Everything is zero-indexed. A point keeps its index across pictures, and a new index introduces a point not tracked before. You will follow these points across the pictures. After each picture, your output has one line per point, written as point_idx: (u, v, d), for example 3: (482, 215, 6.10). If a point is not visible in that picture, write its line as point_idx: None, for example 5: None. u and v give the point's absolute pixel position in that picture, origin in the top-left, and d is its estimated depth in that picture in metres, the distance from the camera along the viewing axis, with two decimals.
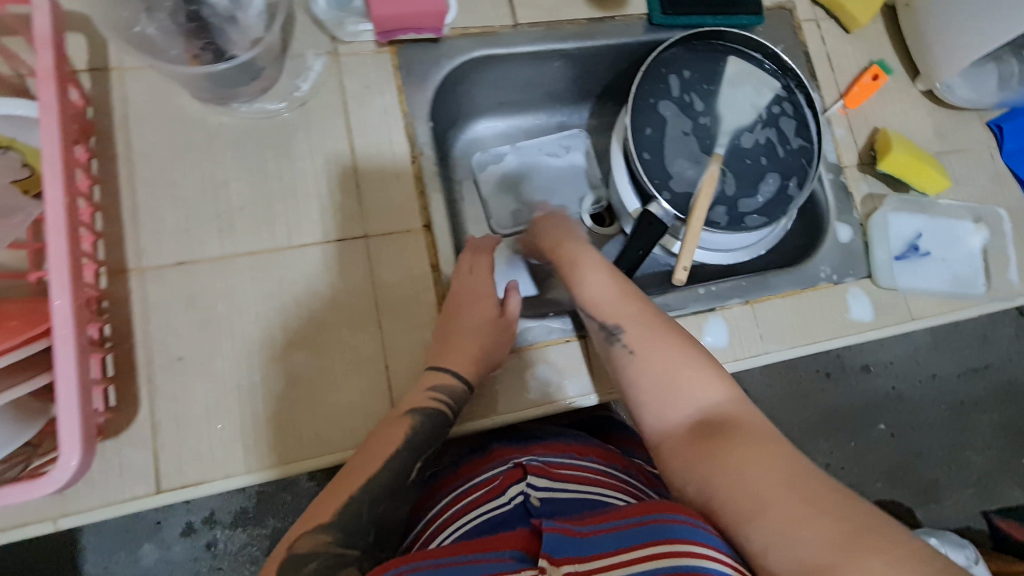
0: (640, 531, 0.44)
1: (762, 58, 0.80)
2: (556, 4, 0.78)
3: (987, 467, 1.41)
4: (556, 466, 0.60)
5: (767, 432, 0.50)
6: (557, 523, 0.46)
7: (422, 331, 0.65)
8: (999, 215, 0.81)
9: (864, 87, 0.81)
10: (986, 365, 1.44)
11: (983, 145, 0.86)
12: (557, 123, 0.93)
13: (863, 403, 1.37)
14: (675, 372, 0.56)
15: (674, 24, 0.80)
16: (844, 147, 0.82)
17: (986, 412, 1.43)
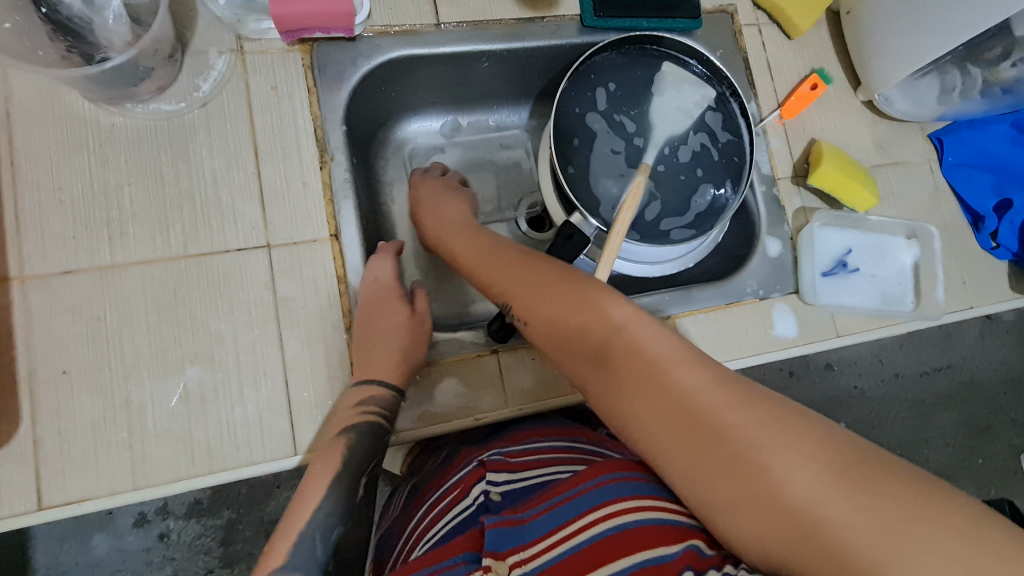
0: (576, 503, 0.49)
1: (694, 62, 0.78)
2: (482, 3, 0.75)
3: (946, 463, 1.55)
4: (514, 455, 0.59)
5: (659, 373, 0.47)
6: (499, 518, 0.50)
7: (326, 345, 0.63)
8: (931, 232, 0.80)
9: (802, 98, 0.79)
10: (948, 364, 1.57)
11: (922, 158, 0.85)
12: (495, 123, 0.89)
13: (829, 399, 1.50)
14: (561, 325, 0.53)
15: (607, 26, 0.77)
16: (778, 158, 0.80)
17: (946, 411, 1.57)
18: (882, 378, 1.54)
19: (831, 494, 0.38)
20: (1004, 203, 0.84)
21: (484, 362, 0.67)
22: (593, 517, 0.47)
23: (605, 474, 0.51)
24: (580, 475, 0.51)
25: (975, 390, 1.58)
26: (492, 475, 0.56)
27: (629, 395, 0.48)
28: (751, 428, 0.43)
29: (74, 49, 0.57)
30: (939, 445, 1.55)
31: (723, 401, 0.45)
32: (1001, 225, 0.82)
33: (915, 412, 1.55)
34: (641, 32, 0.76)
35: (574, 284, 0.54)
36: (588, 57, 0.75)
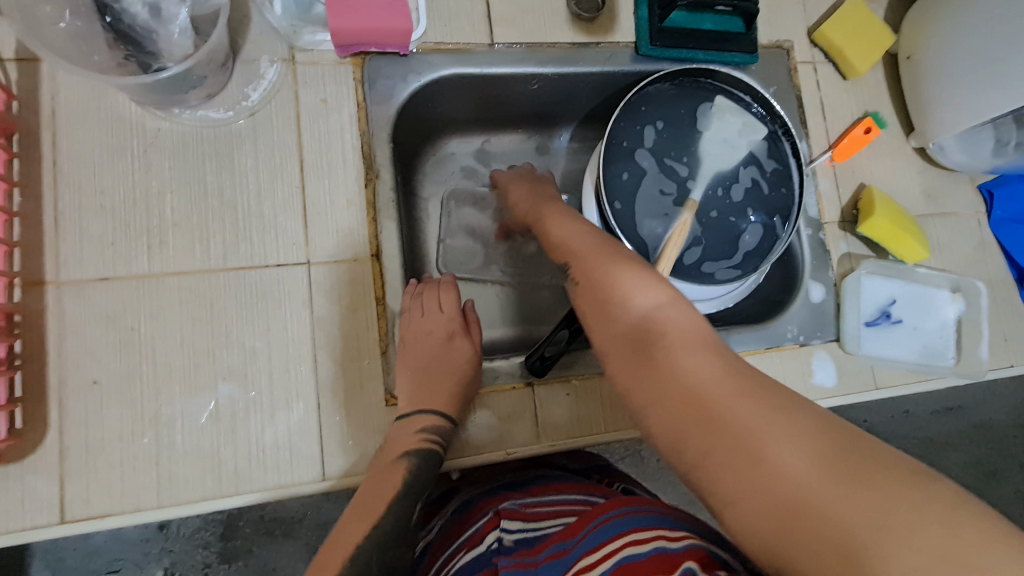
0: (577, 547, 0.46)
1: (748, 96, 0.76)
2: (537, 25, 0.73)
3: None
4: (529, 505, 0.57)
5: (683, 344, 0.42)
6: (512, 561, 0.49)
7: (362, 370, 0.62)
8: (977, 287, 0.78)
9: (855, 141, 0.78)
10: (959, 405, 1.56)
11: (970, 210, 0.83)
12: (536, 144, 0.87)
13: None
14: (606, 291, 0.49)
15: (663, 56, 0.75)
16: (826, 202, 0.78)
17: (956, 451, 1.55)
18: (891, 416, 1.52)
19: (846, 487, 0.30)
20: None
21: (518, 395, 0.65)
22: (592, 556, 0.44)
23: (609, 513, 0.48)
24: (588, 518, 0.49)
25: (984, 432, 1.56)
26: (506, 522, 0.54)
27: (648, 362, 0.42)
28: (762, 411, 0.36)
29: (133, 57, 0.55)
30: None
31: (733, 384, 0.38)
32: None
33: (923, 451, 1.54)
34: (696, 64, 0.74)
35: (627, 258, 0.51)
36: (637, 90, 0.73)
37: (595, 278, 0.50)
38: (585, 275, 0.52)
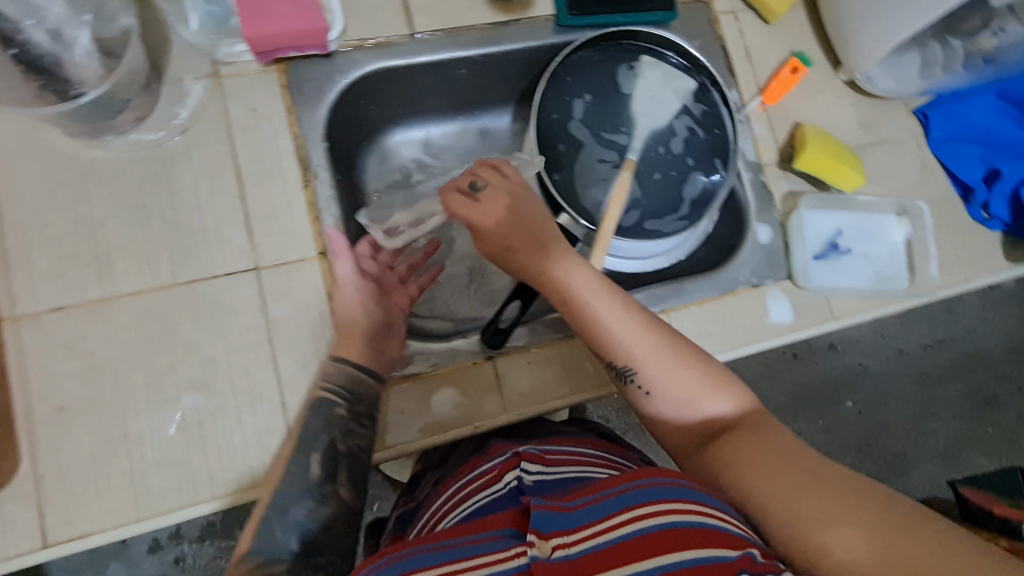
0: (621, 498, 0.48)
1: (670, 50, 0.78)
2: (455, 10, 0.75)
3: (953, 436, 1.69)
4: (550, 452, 0.62)
5: (751, 444, 0.53)
6: (545, 501, 0.49)
7: (324, 351, 0.63)
8: (921, 208, 0.80)
9: (783, 82, 0.79)
10: (949, 338, 1.72)
11: (908, 135, 0.85)
12: (479, 128, 0.89)
13: (833, 377, 1.65)
14: (682, 401, 0.58)
15: (583, 24, 0.77)
16: (763, 144, 0.80)
17: (954, 383, 1.71)
18: (887, 354, 1.67)
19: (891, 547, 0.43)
20: (993, 173, 0.83)
21: (480, 370, 0.67)
22: (642, 511, 0.47)
23: (655, 475, 0.50)
24: (632, 474, 0.51)
25: (978, 361, 1.71)
26: (527, 465, 0.58)
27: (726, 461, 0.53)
28: (827, 494, 0.48)
29: (49, 87, 0.57)
30: (948, 418, 1.69)
31: (799, 470, 0.50)
32: (991, 196, 0.82)
33: (922, 388, 1.68)
34: (615, 27, 0.76)
35: (685, 359, 0.59)
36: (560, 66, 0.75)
37: (664, 385, 0.58)
38: (653, 386, 0.58)
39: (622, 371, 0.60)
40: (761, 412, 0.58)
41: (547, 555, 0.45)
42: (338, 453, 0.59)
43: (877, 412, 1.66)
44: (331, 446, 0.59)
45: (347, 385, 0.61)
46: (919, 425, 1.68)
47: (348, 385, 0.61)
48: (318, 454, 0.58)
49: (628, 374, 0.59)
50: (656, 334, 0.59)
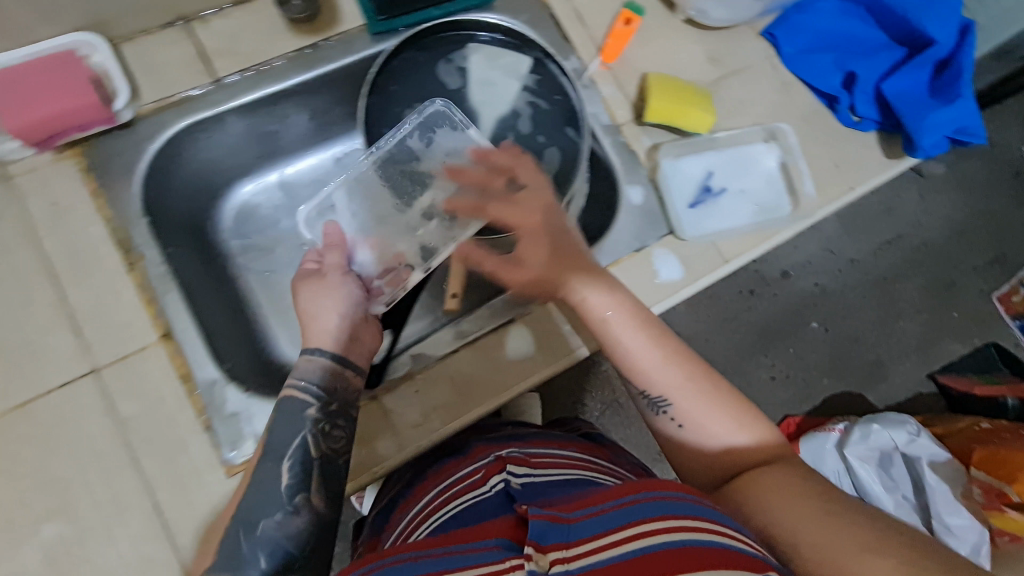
0: (626, 511, 0.47)
1: (489, 30, 0.76)
2: (256, 44, 0.70)
3: (920, 330, 1.73)
4: (533, 455, 0.67)
5: (782, 482, 0.53)
6: (543, 511, 0.46)
7: (320, 360, 0.59)
8: (785, 129, 0.78)
9: (618, 36, 0.76)
10: (898, 236, 1.77)
11: (761, 58, 0.82)
12: (335, 159, 0.85)
13: (794, 303, 1.71)
14: (715, 436, 0.58)
15: (396, 27, 0.72)
16: (615, 105, 0.77)
17: (910, 279, 1.76)
18: (839, 269, 1.74)
19: None
20: (850, 76, 0.81)
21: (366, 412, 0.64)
22: (647, 527, 0.45)
23: (662, 489, 0.49)
24: (633, 487, 0.49)
25: (928, 252, 1.77)
26: (512, 467, 0.61)
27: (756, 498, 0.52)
28: (858, 535, 0.45)
29: None
30: (913, 314, 1.74)
31: (828, 510, 0.48)
32: (855, 99, 0.80)
33: (880, 291, 1.74)
34: (426, 24, 0.72)
35: (722, 390, 0.59)
36: (378, 79, 0.72)
37: (700, 420, 0.58)
38: (688, 424, 0.58)
39: (656, 402, 0.60)
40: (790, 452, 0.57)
41: (546, 569, 0.43)
42: (312, 455, 0.56)
43: (841, 326, 1.72)
44: (305, 448, 0.56)
45: (327, 386, 0.59)
46: (886, 327, 1.73)
47: (323, 384, 0.59)
48: (291, 458, 0.56)
49: (664, 406, 0.59)
50: (692, 367, 0.60)
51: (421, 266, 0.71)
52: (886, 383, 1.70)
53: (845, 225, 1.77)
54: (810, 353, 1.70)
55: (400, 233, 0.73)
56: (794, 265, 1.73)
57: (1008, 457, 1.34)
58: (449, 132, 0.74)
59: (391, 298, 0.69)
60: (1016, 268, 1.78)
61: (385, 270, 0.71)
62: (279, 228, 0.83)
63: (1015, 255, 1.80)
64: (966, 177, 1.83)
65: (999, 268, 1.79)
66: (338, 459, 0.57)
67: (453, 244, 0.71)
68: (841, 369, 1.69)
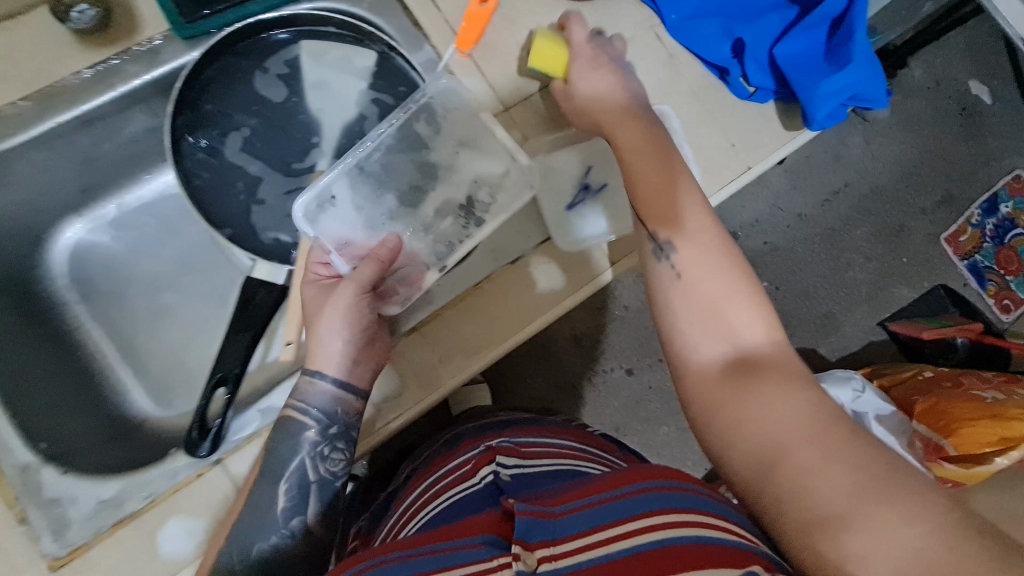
0: (615, 506, 0.45)
1: (322, 24, 0.66)
2: (38, 66, 0.60)
3: (871, 279, 1.69)
4: (524, 445, 0.67)
5: (784, 375, 0.49)
6: (529, 506, 0.45)
7: (325, 388, 0.55)
8: (665, 112, 0.72)
9: (473, 19, 0.65)
10: (844, 185, 1.71)
11: (642, 28, 0.74)
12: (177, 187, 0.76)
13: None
14: (722, 304, 0.53)
15: (206, 29, 0.62)
16: (479, 97, 0.68)
17: (859, 227, 1.71)
18: (787, 224, 1.68)
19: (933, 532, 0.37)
20: (739, 44, 0.73)
21: (209, 480, 0.56)
22: (638, 525, 0.44)
23: (655, 482, 0.48)
24: (623, 480, 0.48)
25: (876, 198, 1.72)
26: (502, 460, 0.63)
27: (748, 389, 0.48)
28: (853, 470, 0.41)
29: None
30: (863, 263, 1.69)
31: (823, 425, 0.44)
32: (747, 68, 0.72)
33: (830, 244, 1.69)
34: (239, 24, 0.62)
35: (737, 269, 0.55)
36: (188, 99, 0.63)
37: (700, 283, 0.54)
38: (689, 277, 0.54)
39: (662, 245, 0.57)
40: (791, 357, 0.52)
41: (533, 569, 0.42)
42: (309, 479, 0.56)
43: (793, 282, 1.66)
44: (304, 470, 0.55)
45: (331, 411, 0.56)
46: (838, 279, 1.68)
47: (325, 408, 0.55)
48: (289, 480, 0.55)
49: (667, 252, 0.56)
50: (703, 228, 0.57)
51: (436, 266, 0.63)
52: (843, 337, 1.65)
53: (790, 179, 1.70)
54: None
55: (413, 228, 0.65)
56: (741, 225, 1.67)
57: (947, 409, 1.31)
58: (462, 118, 0.66)
59: (406, 300, 0.62)
60: (965, 207, 1.73)
61: (403, 273, 0.63)
62: (123, 266, 0.75)
63: (965, 193, 1.74)
64: (912, 116, 1.76)
65: (948, 208, 1.74)
66: (334, 483, 0.57)
67: (471, 242, 0.63)
68: (795, 326, 1.64)
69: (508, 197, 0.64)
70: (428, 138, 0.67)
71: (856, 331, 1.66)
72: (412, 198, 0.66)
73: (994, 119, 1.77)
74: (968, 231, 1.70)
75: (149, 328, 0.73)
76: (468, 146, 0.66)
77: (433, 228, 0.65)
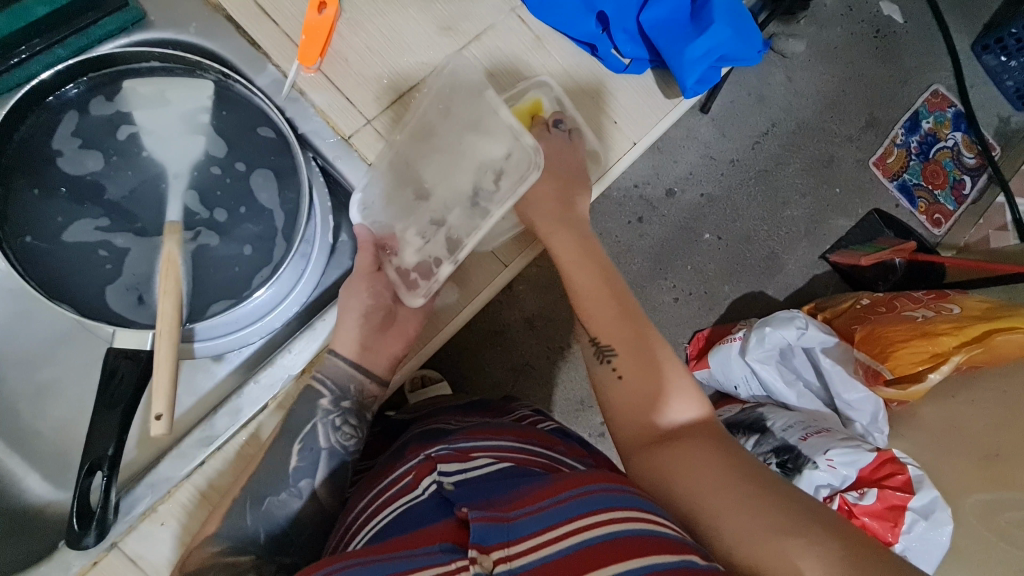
0: (562, 509, 0.49)
1: (142, 60, 0.61)
2: None
3: (809, 214, 1.71)
4: (466, 451, 0.62)
5: (698, 432, 0.59)
6: (485, 513, 0.49)
7: (341, 363, 0.60)
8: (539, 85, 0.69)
9: (312, 32, 0.63)
10: (771, 124, 1.71)
11: (503, 11, 0.70)
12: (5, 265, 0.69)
13: (684, 219, 1.65)
14: (650, 384, 0.62)
15: (9, 86, 0.59)
16: (336, 112, 0.65)
17: (790, 164, 1.72)
18: (721, 173, 1.68)
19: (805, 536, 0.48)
20: (603, 16, 0.70)
21: (106, 566, 0.54)
22: (584, 523, 0.48)
23: (598, 483, 0.52)
24: (569, 484, 0.52)
25: (803, 133, 1.73)
26: (443, 467, 0.58)
27: (667, 448, 0.58)
28: (756, 499, 0.51)
29: None
30: (798, 200, 1.71)
31: (732, 466, 0.55)
32: (615, 39, 0.70)
33: (764, 185, 1.70)
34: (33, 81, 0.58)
35: (653, 343, 0.65)
36: (6, 167, 0.60)
37: (637, 372, 0.63)
38: (629, 377, 0.63)
39: (604, 350, 0.65)
40: (707, 415, 0.61)
41: (489, 570, 0.46)
42: (322, 445, 0.59)
43: (734, 228, 1.67)
44: (316, 437, 0.59)
45: (344, 385, 0.61)
46: (776, 219, 1.69)
47: (339, 382, 0.60)
48: (304, 441, 0.58)
49: (608, 356, 0.64)
50: (626, 317, 0.66)
51: (448, 258, 0.61)
52: (791, 276, 1.67)
53: (718, 127, 1.69)
54: (709, 264, 1.65)
55: (422, 224, 0.64)
56: (676, 180, 1.66)
57: (881, 334, 1.28)
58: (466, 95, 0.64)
59: (428, 292, 0.61)
60: (889, 128, 1.75)
61: (427, 262, 0.62)
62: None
63: (888, 114, 1.76)
64: (829, 45, 1.76)
65: (874, 133, 1.75)
66: (345, 455, 0.61)
67: (478, 233, 0.60)
68: (740, 274, 1.66)
69: (513, 181, 0.62)
70: (435, 125, 0.65)
71: (800, 269, 1.68)
72: (427, 189, 0.64)
73: (907, 37, 1.79)
74: (894, 153, 1.74)
75: (26, 411, 0.69)
76: (471, 129, 0.63)
77: (442, 222, 0.63)
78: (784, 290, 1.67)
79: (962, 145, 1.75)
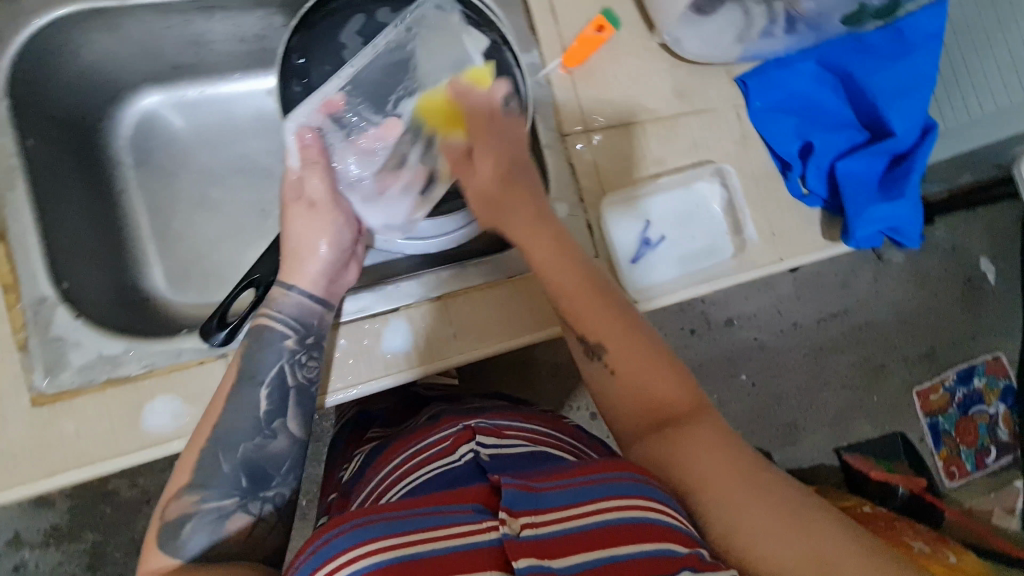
0: (588, 488, 0.50)
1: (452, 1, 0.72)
2: None
3: (841, 405, 1.74)
4: (502, 427, 0.66)
5: (704, 422, 0.57)
6: (515, 480, 0.49)
7: (299, 297, 0.60)
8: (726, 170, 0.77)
9: (585, 42, 0.72)
10: (844, 309, 1.78)
11: (728, 104, 0.78)
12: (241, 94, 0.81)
13: (730, 350, 1.70)
14: (643, 377, 0.60)
15: None
16: (565, 112, 0.74)
17: (844, 354, 1.77)
18: (781, 328, 1.74)
19: (816, 540, 0.49)
20: (807, 146, 0.79)
21: (207, 369, 0.59)
22: (604, 507, 0.49)
23: (621, 469, 0.53)
24: (595, 467, 0.53)
25: (867, 332, 1.79)
26: (481, 437, 0.62)
27: (665, 441, 0.57)
28: (772, 501, 0.52)
29: None
30: (837, 388, 1.75)
31: (737, 459, 0.55)
32: (808, 170, 0.78)
33: (814, 359, 1.75)
34: None
35: (637, 333, 0.61)
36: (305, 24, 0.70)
37: (629, 369, 0.60)
38: (619, 372, 0.60)
39: (592, 348, 0.62)
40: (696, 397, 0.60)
41: (517, 533, 0.46)
42: (290, 384, 0.59)
43: (770, 383, 1.71)
44: (282, 377, 0.59)
45: (306, 321, 0.61)
46: (811, 395, 1.73)
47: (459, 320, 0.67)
48: (268, 385, 0.58)
49: (597, 353, 0.61)
50: (616, 311, 0.62)
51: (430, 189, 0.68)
52: (801, 452, 1.69)
53: (797, 288, 1.76)
54: (733, 403, 1.68)
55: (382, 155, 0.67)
56: (740, 314, 1.71)
57: None
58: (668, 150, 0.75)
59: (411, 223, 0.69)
60: (943, 369, 1.81)
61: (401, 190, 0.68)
62: (186, 152, 0.80)
63: (948, 354, 1.82)
64: (923, 269, 1.84)
65: (927, 364, 1.80)
66: (310, 389, 0.61)
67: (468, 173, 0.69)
68: (757, 427, 1.68)
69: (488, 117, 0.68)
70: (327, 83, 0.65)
71: (812, 450, 1.70)
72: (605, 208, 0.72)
73: (993, 298, 1.86)
74: (939, 391, 1.79)
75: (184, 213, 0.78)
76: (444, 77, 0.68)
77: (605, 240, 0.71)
78: (790, 461, 1.68)
79: (1001, 418, 1.76)
